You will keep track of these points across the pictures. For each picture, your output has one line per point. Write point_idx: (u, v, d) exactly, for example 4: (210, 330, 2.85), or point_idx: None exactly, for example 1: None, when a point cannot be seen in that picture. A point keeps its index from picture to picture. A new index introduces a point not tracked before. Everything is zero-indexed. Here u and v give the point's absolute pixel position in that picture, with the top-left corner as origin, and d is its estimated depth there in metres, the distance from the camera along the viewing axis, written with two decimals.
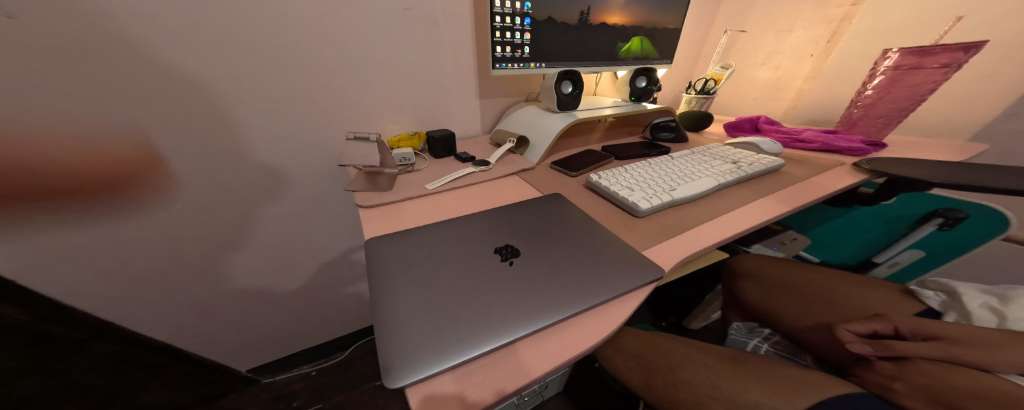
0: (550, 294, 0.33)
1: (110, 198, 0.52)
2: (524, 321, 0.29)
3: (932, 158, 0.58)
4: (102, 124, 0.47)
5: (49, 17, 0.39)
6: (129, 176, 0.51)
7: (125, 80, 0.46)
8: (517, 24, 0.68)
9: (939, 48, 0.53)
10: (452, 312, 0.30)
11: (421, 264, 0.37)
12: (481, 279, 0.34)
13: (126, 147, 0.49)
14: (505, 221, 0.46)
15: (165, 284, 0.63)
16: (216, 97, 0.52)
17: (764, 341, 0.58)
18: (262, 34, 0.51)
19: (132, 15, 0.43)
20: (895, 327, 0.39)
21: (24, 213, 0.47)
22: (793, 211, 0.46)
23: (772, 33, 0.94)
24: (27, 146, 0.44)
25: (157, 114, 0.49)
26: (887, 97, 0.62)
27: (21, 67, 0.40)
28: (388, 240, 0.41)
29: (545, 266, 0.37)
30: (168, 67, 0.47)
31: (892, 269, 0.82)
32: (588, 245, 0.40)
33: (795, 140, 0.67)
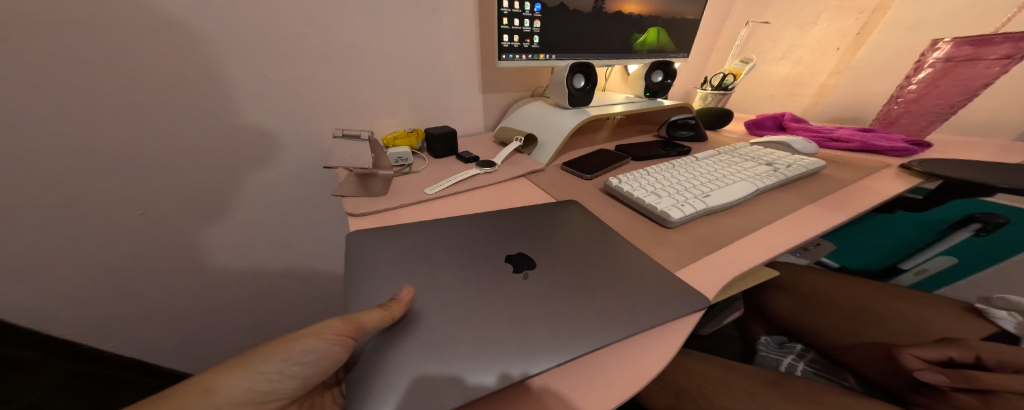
0: (569, 317, 0.26)
1: (54, 207, 0.45)
2: (535, 355, 0.23)
3: (982, 159, 0.53)
4: (40, 119, 0.40)
5: None
6: (77, 178, 0.45)
7: (63, 67, 0.39)
8: (526, 10, 0.61)
9: (998, 37, 0.49)
10: (457, 327, 0.25)
11: (410, 278, 0.30)
12: (486, 296, 0.28)
13: (74, 146, 0.43)
14: (516, 226, 0.40)
15: (128, 298, 0.56)
16: (177, 87, 0.45)
17: (798, 359, 0.52)
18: (236, 14, 0.44)
19: None
20: (976, 355, 0.33)
21: None
22: (850, 220, 0.40)
23: (793, 25, 0.89)
24: None
25: (106, 107, 0.43)
26: (933, 92, 0.57)
27: None
28: (374, 244, 0.35)
29: (565, 283, 0.30)
30: (119, 53, 0.41)
31: (920, 276, 0.77)
32: (616, 260, 0.34)
33: (830, 139, 0.61)
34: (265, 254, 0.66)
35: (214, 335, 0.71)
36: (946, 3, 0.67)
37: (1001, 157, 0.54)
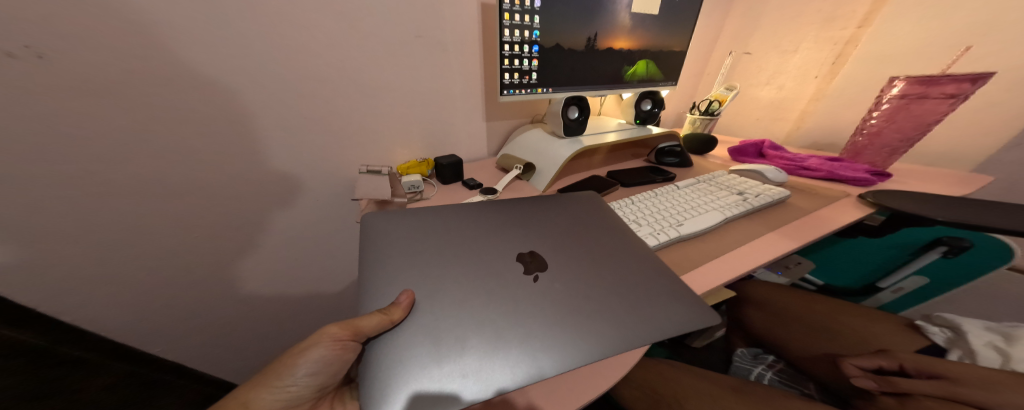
0: (562, 329, 0.30)
1: (122, 230, 0.53)
2: (521, 371, 0.27)
3: (933, 191, 0.59)
4: (119, 158, 0.48)
5: (74, 57, 0.41)
6: (142, 206, 0.52)
7: (140, 115, 0.47)
8: (525, 51, 0.69)
9: (944, 79, 0.55)
10: (455, 337, 0.28)
11: (431, 275, 0.34)
12: (495, 301, 0.32)
13: (142, 179, 0.51)
14: (533, 223, 0.43)
15: (173, 308, 0.63)
16: (226, 128, 0.53)
17: (767, 369, 0.58)
18: (278, 65, 0.52)
19: (150, 51, 0.44)
20: (900, 364, 0.40)
21: (41, 249, 0.48)
22: (802, 247, 0.47)
23: (775, 53, 0.96)
24: (51, 182, 0.45)
25: (170, 147, 0.50)
26: (892, 126, 0.63)
27: (44, 107, 0.41)
28: (395, 241, 0.39)
29: (568, 292, 0.33)
30: (185, 103, 0.48)
31: (896, 294, 0.82)
32: (619, 267, 0.37)
33: (801, 167, 0.68)
34: (289, 268, 0.73)
35: (242, 341, 0.77)
36: (906, 41, 0.74)
37: (953, 188, 0.60)
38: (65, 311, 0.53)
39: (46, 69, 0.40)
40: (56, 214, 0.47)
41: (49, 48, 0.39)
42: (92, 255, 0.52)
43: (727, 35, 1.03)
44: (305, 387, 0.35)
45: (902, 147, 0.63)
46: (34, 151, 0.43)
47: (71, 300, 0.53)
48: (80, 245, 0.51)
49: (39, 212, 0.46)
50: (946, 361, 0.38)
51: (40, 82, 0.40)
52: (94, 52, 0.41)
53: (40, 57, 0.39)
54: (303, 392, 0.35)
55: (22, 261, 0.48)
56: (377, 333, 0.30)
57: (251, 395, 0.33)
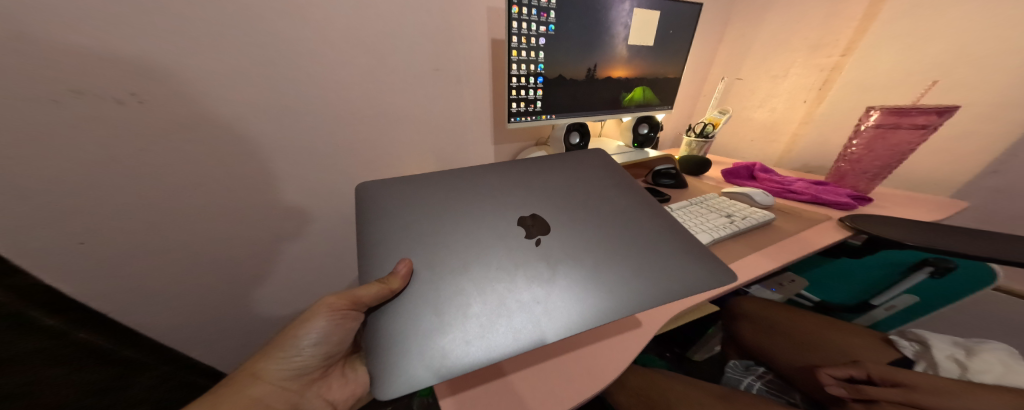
0: (556, 300, 0.35)
1: (181, 246, 0.60)
2: (512, 345, 0.32)
3: (909, 216, 0.63)
4: (186, 184, 0.55)
5: (166, 100, 0.49)
6: (200, 224, 0.60)
7: (210, 147, 0.55)
8: (531, 83, 0.76)
9: (914, 111, 0.60)
10: (456, 312, 0.33)
11: (439, 243, 0.38)
12: (499, 268, 0.36)
13: (203, 201, 0.58)
14: (534, 187, 0.46)
15: (214, 316, 0.70)
16: (272, 156, 0.61)
17: (757, 379, 0.62)
18: (318, 99, 0.60)
19: (224, 94, 0.52)
20: (867, 373, 0.44)
21: (115, 262, 0.55)
22: (781, 267, 0.52)
23: (766, 77, 1.02)
24: (132, 205, 0.53)
25: (227, 173, 0.58)
26: (871, 153, 0.68)
27: (136, 142, 0.49)
28: (403, 206, 0.42)
29: (564, 259, 0.38)
30: (244, 136, 0.57)
31: (890, 311, 0.83)
32: (611, 236, 0.42)
33: (788, 190, 0.74)
34: (314, 280, 0.80)
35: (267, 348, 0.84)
36: (883, 72, 0.80)
37: (930, 212, 0.64)
38: (129, 316, 0.60)
39: (144, 111, 0.48)
40: (129, 232, 0.54)
41: (149, 95, 0.48)
42: (159, 266, 0.60)
43: (720, 62, 1.12)
44: (308, 357, 0.41)
45: (881, 173, 0.69)
46: (122, 179, 0.51)
47: (134, 307, 0.60)
48: (146, 260, 0.58)
49: (119, 231, 0.54)
50: (906, 370, 0.43)
51: (136, 121, 0.48)
52: (180, 96, 0.50)
53: (141, 102, 0.48)
54: (307, 361, 0.41)
55: (100, 273, 0.55)
56: (378, 301, 0.34)
57: (259, 367, 0.39)
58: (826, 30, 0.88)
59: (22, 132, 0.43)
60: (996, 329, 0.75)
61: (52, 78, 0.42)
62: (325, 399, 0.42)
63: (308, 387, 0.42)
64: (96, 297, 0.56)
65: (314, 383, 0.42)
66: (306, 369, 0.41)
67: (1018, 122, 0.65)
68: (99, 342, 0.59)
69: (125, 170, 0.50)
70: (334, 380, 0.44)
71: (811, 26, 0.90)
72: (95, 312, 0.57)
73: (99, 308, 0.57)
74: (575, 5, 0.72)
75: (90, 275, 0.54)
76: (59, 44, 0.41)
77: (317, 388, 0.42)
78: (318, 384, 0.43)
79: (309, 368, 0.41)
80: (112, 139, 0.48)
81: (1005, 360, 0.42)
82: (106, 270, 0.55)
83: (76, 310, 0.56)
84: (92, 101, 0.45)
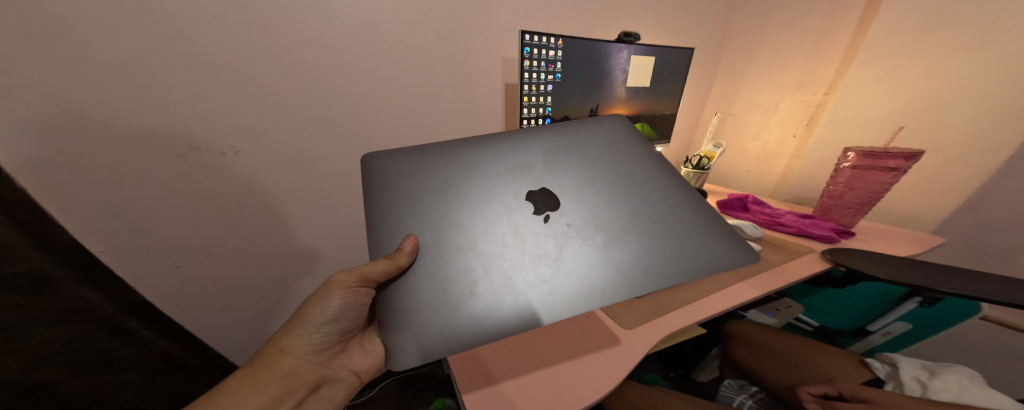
0: (555, 284, 0.39)
1: (247, 258, 0.75)
2: (512, 323, 0.37)
3: (889, 251, 0.70)
4: (258, 210, 0.72)
5: (254, 148, 0.67)
6: (263, 241, 0.76)
7: (279, 181, 0.72)
8: (540, 123, 0.87)
9: (886, 155, 0.67)
10: (463, 291, 0.38)
11: (453, 221, 0.43)
12: (505, 249, 0.41)
13: (272, 223, 0.75)
14: (547, 161, 0.48)
15: (269, 315, 0.86)
16: (327, 186, 0.79)
17: (749, 397, 0.67)
18: (361, 138, 0.78)
19: (294, 142, 0.71)
20: (839, 390, 0.51)
21: (200, 270, 0.71)
22: (763, 295, 0.59)
23: (758, 111, 1.12)
24: (217, 227, 0.69)
25: (290, 201, 0.75)
26: (851, 190, 0.75)
27: (228, 181, 0.67)
28: (419, 182, 0.46)
29: (570, 238, 0.42)
30: (306, 171, 0.75)
31: (887, 338, 0.83)
32: (621, 215, 0.44)
33: (777, 223, 0.81)
34: None
35: None
36: (859, 113, 0.88)
37: (909, 247, 0.70)
38: (202, 314, 0.76)
39: (237, 158, 0.66)
40: (212, 248, 0.70)
41: (244, 147, 0.66)
42: (231, 275, 0.75)
43: (713, 100, 1.27)
44: (327, 332, 0.46)
45: (862, 208, 0.76)
46: (213, 208, 0.67)
47: (206, 308, 0.75)
48: (222, 268, 0.73)
49: (206, 246, 0.70)
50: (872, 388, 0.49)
51: (230, 166, 0.66)
52: (264, 145, 0.68)
53: (237, 151, 0.66)
54: (326, 336, 0.46)
55: (189, 278, 0.71)
56: (385, 275, 0.40)
57: (284, 343, 0.44)
58: (811, 71, 0.97)
59: (159, 176, 0.61)
60: (987, 354, 0.79)
61: (183, 140, 0.60)
62: (349, 369, 0.48)
63: (330, 359, 0.47)
64: (182, 298, 0.72)
65: (335, 356, 0.48)
66: (326, 343, 0.46)
67: (989, 165, 0.70)
68: (174, 351, 0.74)
69: (217, 200, 0.67)
70: (355, 352, 0.49)
71: (796, 66, 1.00)
72: (174, 323, 0.73)
73: (180, 308, 0.72)
74: (578, 58, 0.83)
75: (167, 286, 0.69)
76: (187, 116, 0.59)
77: (340, 360, 0.48)
78: (340, 356, 0.48)
79: (328, 343, 0.46)
80: (211, 178, 0.65)
81: (963, 383, 0.48)
82: (187, 279, 0.71)
83: (159, 320, 0.70)
84: (204, 153, 0.63)
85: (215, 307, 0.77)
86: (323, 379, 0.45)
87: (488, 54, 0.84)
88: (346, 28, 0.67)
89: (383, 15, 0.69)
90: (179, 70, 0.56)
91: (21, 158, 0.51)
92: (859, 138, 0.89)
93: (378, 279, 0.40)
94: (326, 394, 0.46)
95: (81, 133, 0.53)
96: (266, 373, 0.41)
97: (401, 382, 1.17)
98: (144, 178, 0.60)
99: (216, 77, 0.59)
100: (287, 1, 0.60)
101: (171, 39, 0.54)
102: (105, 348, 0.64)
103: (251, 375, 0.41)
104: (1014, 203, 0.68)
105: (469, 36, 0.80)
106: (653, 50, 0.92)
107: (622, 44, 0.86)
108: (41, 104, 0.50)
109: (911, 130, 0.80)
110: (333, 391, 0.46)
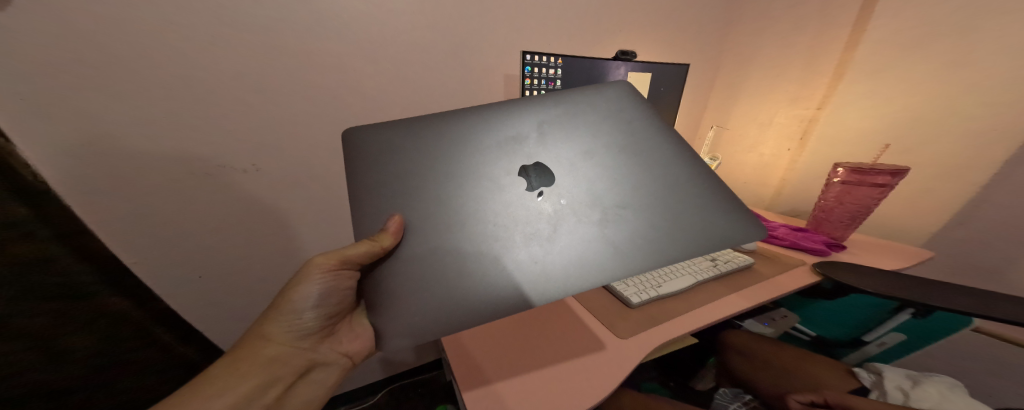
0: (547, 264, 0.42)
1: (262, 266, 0.80)
2: (505, 303, 0.40)
3: (878, 265, 0.72)
4: (274, 222, 0.77)
5: (273, 165, 0.73)
6: (277, 250, 0.80)
7: (294, 195, 0.77)
8: None
9: (873, 171, 0.69)
10: (460, 271, 0.42)
11: (447, 198, 0.45)
12: (498, 227, 0.44)
13: (285, 234, 0.80)
14: (542, 134, 0.49)
15: None
16: (337, 198, 0.83)
17: (741, 405, 0.70)
18: None
19: (309, 158, 0.76)
20: (825, 398, 0.54)
21: (220, 278, 0.76)
22: (754, 307, 0.62)
23: (754, 124, 1.16)
24: (237, 238, 0.74)
25: (303, 213, 0.80)
26: (841, 205, 0.78)
27: (249, 195, 0.72)
28: (413, 155, 0.47)
29: (564, 215, 0.45)
30: (318, 184, 0.80)
31: (882, 347, 0.82)
32: (617, 191, 0.47)
33: (770, 235, 0.84)
34: None
35: None
36: (849, 127, 0.91)
37: (899, 261, 0.73)
38: (220, 320, 0.80)
39: (257, 174, 0.71)
40: (231, 256, 0.75)
41: (265, 164, 0.72)
42: (248, 283, 0.80)
43: (710, 114, 1.32)
44: (308, 319, 0.48)
45: (853, 222, 0.78)
46: (233, 220, 0.72)
47: (224, 315, 0.80)
48: (239, 276, 0.78)
49: (225, 255, 0.75)
50: (855, 397, 0.52)
51: (250, 181, 0.71)
52: (282, 162, 0.73)
53: (257, 168, 0.71)
54: (308, 323, 0.48)
55: (210, 286, 0.75)
56: (367, 256, 0.42)
57: (265, 331, 0.46)
58: (803, 85, 1.01)
59: (188, 191, 0.66)
60: (982, 367, 0.80)
61: (211, 158, 0.66)
62: (339, 352, 0.51)
63: (317, 344, 0.50)
64: (202, 305, 0.76)
65: (323, 340, 0.50)
66: (311, 329, 0.49)
67: (974, 182, 0.73)
68: (194, 355, 0.79)
69: (237, 213, 0.72)
70: (343, 336, 0.52)
71: (788, 78, 1.04)
72: (193, 329, 0.77)
73: (199, 313, 0.77)
74: (578, 75, 0.87)
75: (191, 294, 0.74)
76: (213, 138, 0.65)
77: (328, 344, 0.51)
78: (328, 340, 0.51)
79: (313, 328, 0.49)
80: (233, 194, 0.70)
81: (942, 389, 0.54)
82: (209, 288, 0.75)
83: (181, 328, 0.75)
84: (228, 169, 0.68)
85: (231, 314, 0.81)
86: (311, 364, 0.49)
87: (491, 72, 0.89)
88: (357, 53, 0.72)
89: (392, 39, 0.74)
90: (208, 94, 0.62)
91: (70, 176, 0.57)
92: (849, 153, 0.92)
93: (364, 258, 0.43)
94: (317, 376, 0.49)
95: (122, 154, 0.59)
96: (249, 362, 0.44)
97: (404, 388, 1.20)
98: (175, 193, 0.65)
99: (240, 101, 0.65)
100: (306, 32, 0.66)
101: (202, 68, 0.60)
102: (127, 351, 0.69)
103: (233, 365, 0.44)
104: (1001, 219, 0.70)
105: (472, 56, 0.84)
106: (650, 66, 0.95)
107: (619, 62, 0.90)
108: (91, 130, 0.56)
109: (897, 149, 0.83)
110: (324, 373, 0.50)
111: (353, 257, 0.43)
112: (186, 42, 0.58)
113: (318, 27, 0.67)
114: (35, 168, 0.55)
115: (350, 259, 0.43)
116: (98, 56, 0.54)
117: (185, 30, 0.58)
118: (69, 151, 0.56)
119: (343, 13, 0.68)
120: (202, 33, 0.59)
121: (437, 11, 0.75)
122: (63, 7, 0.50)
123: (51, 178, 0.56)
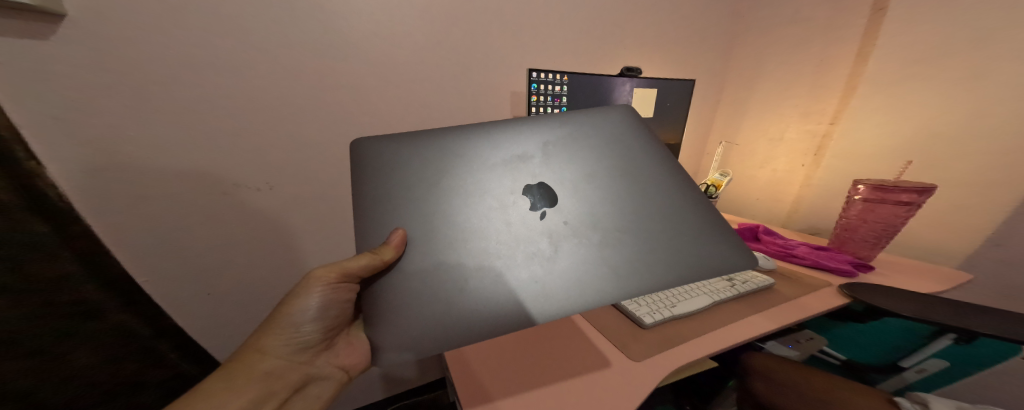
0: (547, 282, 0.40)
1: (268, 283, 0.79)
2: (504, 324, 0.38)
3: (910, 287, 0.68)
4: (281, 239, 0.77)
5: (285, 183, 0.73)
6: (281, 266, 0.79)
7: (303, 213, 0.78)
8: None
9: (897, 189, 0.66)
10: (458, 289, 0.40)
11: (448, 214, 0.44)
12: (500, 244, 0.42)
13: (292, 250, 0.79)
14: (547, 154, 0.48)
15: None
16: (344, 215, 0.83)
17: None
18: None
19: (319, 176, 0.77)
20: None
21: (227, 296, 0.75)
22: (780, 329, 0.58)
23: (764, 139, 1.15)
24: (244, 255, 0.74)
25: (311, 229, 0.80)
26: (864, 223, 0.75)
27: (259, 214, 0.73)
28: (418, 172, 0.46)
29: (565, 236, 0.43)
30: (327, 202, 0.80)
31: (922, 375, 0.76)
32: (621, 215, 0.45)
33: (790, 254, 0.81)
34: None
35: None
36: (863, 141, 0.89)
37: (932, 282, 0.68)
38: (223, 337, 0.79)
39: (270, 192, 0.72)
40: (238, 274, 0.75)
41: (277, 183, 0.73)
42: (253, 300, 0.79)
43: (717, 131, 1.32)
44: (307, 330, 0.47)
45: (879, 241, 0.74)
46: (242, 237, 0.72)
47: (226, 332, 0.79)
48: (245, 294, 0.77)
49: (233, 273, 0.74)
50: None
51: (262, 198, 0.72)
52: (293, 180, 0.74)
53: (269, 186, 0.72)
54: (307, 335, 0.47)
55: (216, 303, 0.75)
56: (368, 269, 0.41)
57: (262, 344, 0.45)
58: (811, 100, 1.00)
59: (201, 209, 0.67)
60: None
61: (226, 178, 0.67)
62: (336, 365, 0.49)
63: (315, 357, 0.48)
64: (206, 322, 0.75)
65: (321, 353, 0.49)
66: (309, 343, 0.47)
67: (1006, 199, 0.69)
68: (192, 371, 0.76)
69: (246, 231, 0.72)
70: (342, 349, 0.51)
71: (798, 93, 1.03)
72: (197, 346, 0.76)
73: (201, 330, 0.76)
74: (584, 92, 0.87)
75: (194, 312, 0.73)
76: (228, 158, 0.66)
77: (326, 357, 0.49)
78: (326, 353, 0.49)
79: (312, 341, 0.48)
80: (244, 211, 0.71)
81: None
82: (214, 305, 0.75)
83: (184, 345, 0.74)
84: (241, 188, 0.69)
85: (234, 331, 0.79)
86: (308, 378, 0.47)
87: (496, 90, 0.90)
88: (369, 76, 0.74)
89: (400, 60, 0.76)
90: (225, 114, 0.64)
91: (89, 195, 0.58)
92: (866, 168, 0.90)
93: (365, 273, 0.41)
94: (314, 391, 0.47)
95: (139, 175, 0.60)
96: (246, 376, 0.42)
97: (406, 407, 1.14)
98: (189, 212, 0.66)
99: (254, 120, 0.67)
100: (322, 57, 0.69)
101: (220, 89, 0.62)
102: (129, 371, 0.66)
103: (230, 380, 0.42)
104: None
105: (478, 74, 0.86)
106: (656, 83, 0.95)
107: (625, 78, 0.90)
108: (112, 151, 0.58)
109: (920, 164, 0.80)
110: (321, 387, 0.48)
111: (353, 271, 0.41)
112: (206, 64, 0.60)
113: (331, 50, 0.69)
114: (61, 189, 0.56)
115: (350, 274, 0.42)
116: (127, 83, 0.56)
117: (204, 53, 0.59)
118: (87, 169, 0.57)
119: (355, 35, 0.70)
120: (226, 60, 0.61)
121: (446, 35, 0.78)
122: (93, 38, 0.52)
123: (74, 199, 0.57)
